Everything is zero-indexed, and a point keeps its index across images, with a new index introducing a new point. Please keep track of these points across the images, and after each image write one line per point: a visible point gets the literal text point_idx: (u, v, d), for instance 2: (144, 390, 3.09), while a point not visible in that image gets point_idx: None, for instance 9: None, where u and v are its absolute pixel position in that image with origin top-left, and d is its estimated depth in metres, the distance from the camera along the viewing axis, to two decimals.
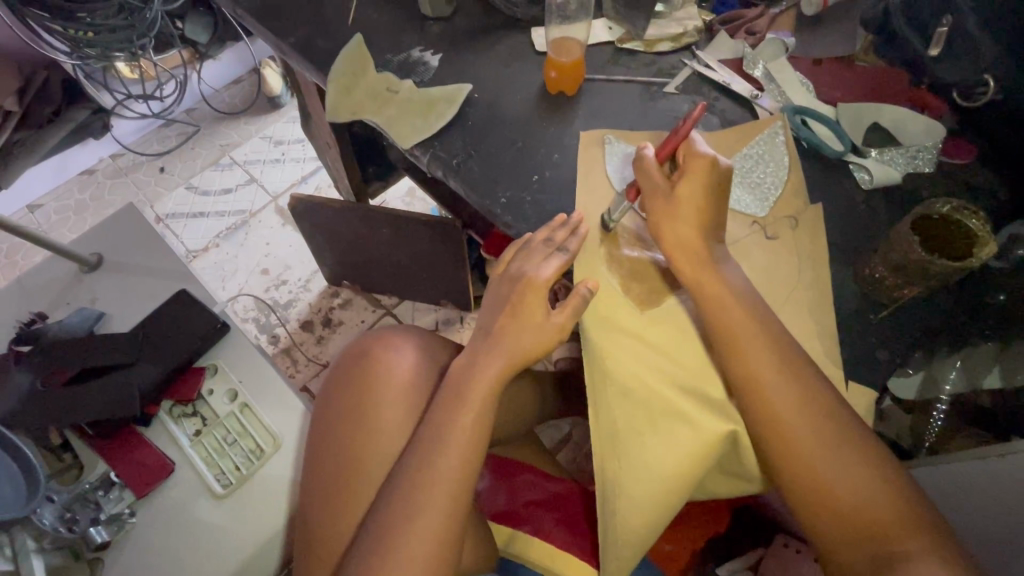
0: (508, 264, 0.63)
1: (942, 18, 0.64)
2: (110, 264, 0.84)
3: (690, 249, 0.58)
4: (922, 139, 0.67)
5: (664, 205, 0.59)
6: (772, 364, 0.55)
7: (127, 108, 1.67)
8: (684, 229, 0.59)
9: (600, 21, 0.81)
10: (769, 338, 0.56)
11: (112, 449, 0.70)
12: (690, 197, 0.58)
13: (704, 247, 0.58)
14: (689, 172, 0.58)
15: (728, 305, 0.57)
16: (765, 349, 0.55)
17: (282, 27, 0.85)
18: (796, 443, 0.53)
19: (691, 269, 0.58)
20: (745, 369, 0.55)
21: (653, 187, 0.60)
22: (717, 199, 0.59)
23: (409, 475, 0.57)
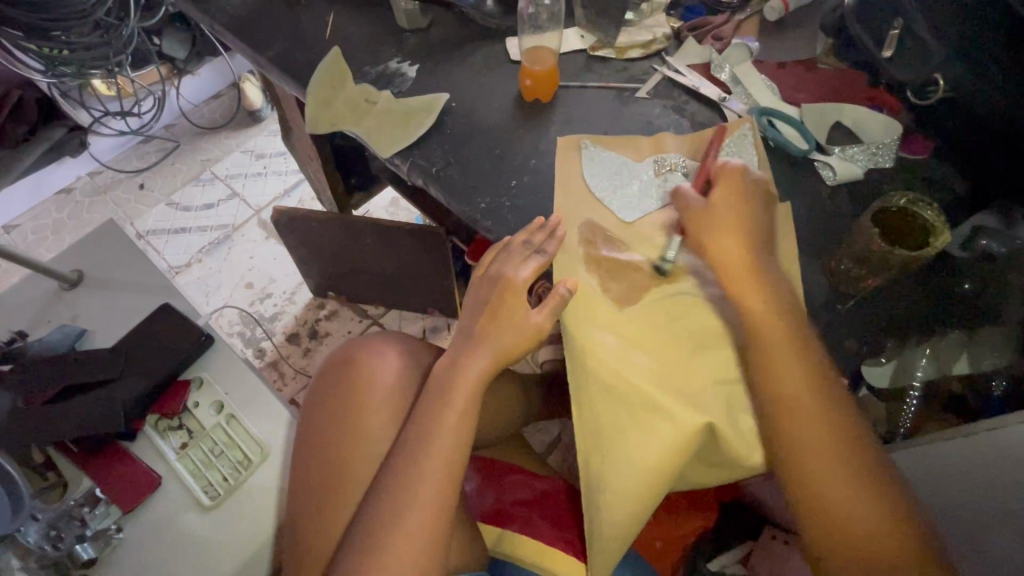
0: (488, 267, 0.65)
1: (895, 21, 0.68)
2: (91, 281, 0.84)
3: (727, 259, 0.60)
4: (882, 136, 0.69)
5: (701, 218, 0.62)
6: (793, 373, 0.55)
7: (104, 125, 1.67)
8: (726, 242, 0.60)
9: (572, 30, 0.83)
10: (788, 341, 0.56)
11: (98, 464, 0.69)
12: (727, 204, 0.61)
13: (744, 248, 0.60)
14: (724, 182, 0.62)
15: (761, 308, 0.58)
16: (786, 351, 0.56)
17: (260, 42, 0.86)
18: (808, 453, 0.53)
19: (737, 279, 0.59)
20: (767, 366, 0.56)
21: (691, 202, 0.63)
22: (752, 207, 0.62)
23: (394, 476, 0.58)
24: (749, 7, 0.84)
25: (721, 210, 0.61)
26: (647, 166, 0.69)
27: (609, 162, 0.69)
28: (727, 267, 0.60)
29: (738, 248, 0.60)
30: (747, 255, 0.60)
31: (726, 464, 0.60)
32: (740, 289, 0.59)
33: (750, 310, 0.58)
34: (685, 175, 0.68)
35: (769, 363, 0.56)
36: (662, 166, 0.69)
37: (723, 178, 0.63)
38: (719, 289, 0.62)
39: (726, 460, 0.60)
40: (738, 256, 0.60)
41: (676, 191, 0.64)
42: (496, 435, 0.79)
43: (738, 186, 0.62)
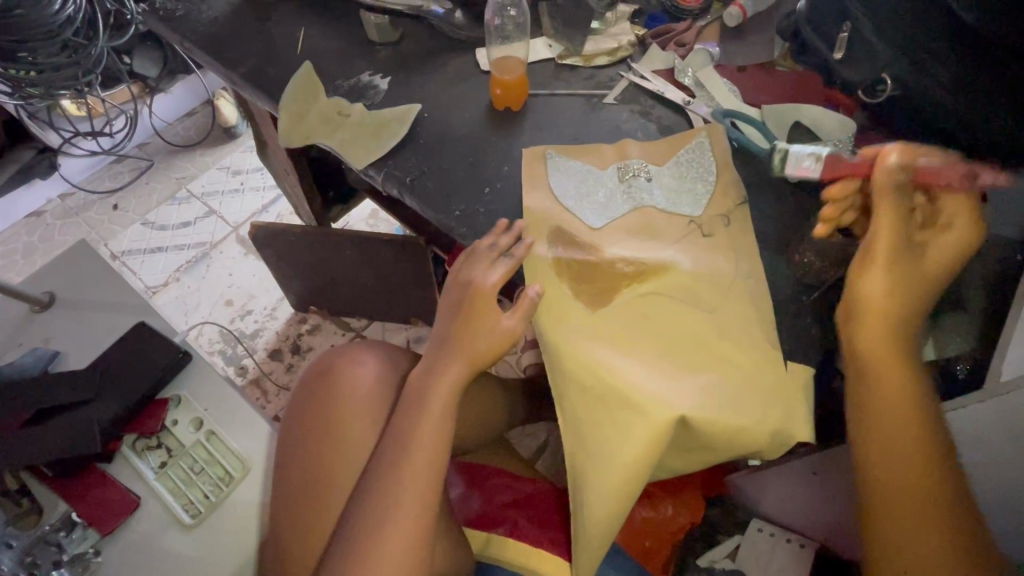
0: (457, 273, 0.65)
1: (843, 25, 0.72)
2: (64, 302, 0.83)
3: (878, 318, 0.56)
4: (839, 134, 0.72)
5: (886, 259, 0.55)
6: (911, 470, 0.54)
7: (74, 146, 1.64)
8: (893, 300, 0.56)
9: (541, 40, 0.85)
10: (910, 431, 0.55)
11: (74, 488, 0.68)
12: (940, 249, 0.56)
13: (901, 309, 0.56)
14: (956, 222, 0.55)
15: (896, 390, 0.55)
16: (904, 434, 0.55)
17: (231, 58, 0.86)
18: (896, 494, 0.55)
19: (873, 333, 0.56)
20: (876, 367, 0.56)
21: (894, 231, 0.55)
22: (934, 265, 0.56)
23: (377, 483, 0.58)
24: (709, 14, 0.87)
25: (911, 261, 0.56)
26: (611, 173, 0.71)
27: (577, 170, 0.71)
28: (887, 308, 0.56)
29: (887, 323, 0.56)
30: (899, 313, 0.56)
31: (705, 451, 0.61)
32: (878, 357, 0.56)
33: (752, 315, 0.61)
34: (648, 179, 0.70)
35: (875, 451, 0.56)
36: (626, 172, 0.71)
37: (949, 212, 0.56)
38: (688, 289, 0.64)
39: (705, 448, 0.61)
40: (891, 311, 0.56)
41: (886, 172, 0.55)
42: (480, 441, 0.80)
43: (968, 239, 0.55)
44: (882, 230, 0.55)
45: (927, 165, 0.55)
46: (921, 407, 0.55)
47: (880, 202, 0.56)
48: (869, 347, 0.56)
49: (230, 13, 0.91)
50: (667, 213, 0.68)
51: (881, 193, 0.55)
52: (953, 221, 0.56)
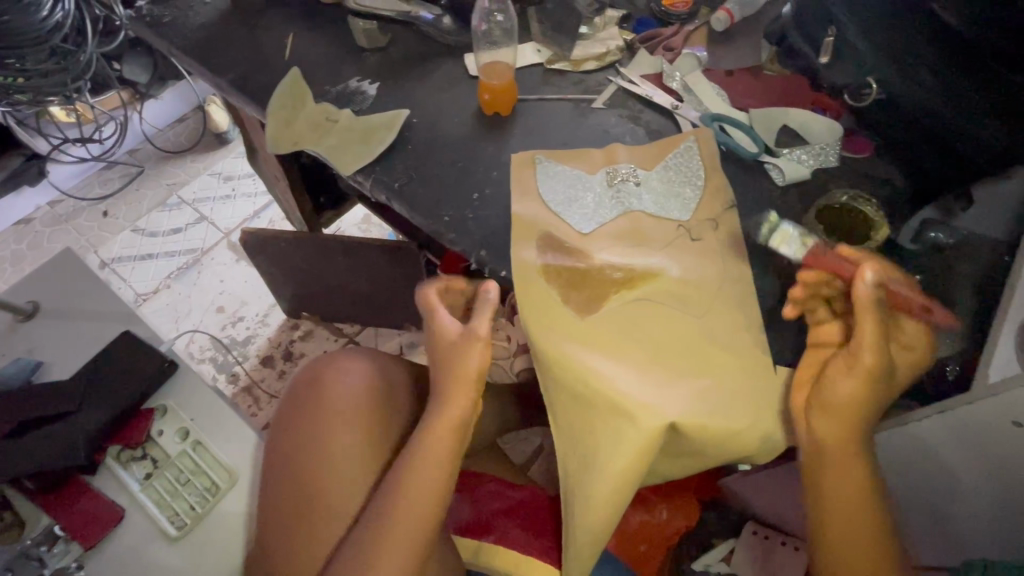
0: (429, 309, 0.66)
1: (829, 28, 0.73)
2: (49, 311, 0.82)
3: (844, 415, 0.55)
4: (826, 138, 0.72)
5: (862, 370, 0.54)
6: (866, 560, 0.56)
7: (63, 152, 1.63)
8: (854, 408, 0.55)
9: (530, 44, 0.85)
10: (865, 519, 0.56)
11: (57, 501, 0.67)
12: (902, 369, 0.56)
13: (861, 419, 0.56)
14: (914, 348, 0.56)
15: (852, 483, 0.56)
16: (858, 522, 0.56)
17: (218, 64, 0.86)
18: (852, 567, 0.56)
19: (840, 418, 0.55)
20: (835, 445, 0.56)
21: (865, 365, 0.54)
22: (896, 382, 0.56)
23: (381, 502, 0.61)
24: (697, 18, 0.88)
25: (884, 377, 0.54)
26: (600, 178, 0.71)
27: (565, 175, 0.71)
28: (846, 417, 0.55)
29: (851, 421, 0.55)
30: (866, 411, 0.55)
31: (694, 455, 0.61)
32: (840, 453, 0.56)
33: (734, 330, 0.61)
34: (636, 184, 0.70)
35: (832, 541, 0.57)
36: (615, 177, 0.71)
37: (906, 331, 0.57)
38: (676, 293, 0.63)
39: (695, 452, 0.61)
40: (853, 415, 0.55)
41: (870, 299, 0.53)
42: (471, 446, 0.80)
43: (921, 359, 0.56)
44: (866, 344, 0.53)
45: (899, 288, 0.55)
46: (874, 494, 0.56)
47: (868, 316, 0.53)
48: (830, 444, 0.56)
49: (218, 19, 0.91)
50: (656, 218, 0.68)
51: (872, 306, 0.53)
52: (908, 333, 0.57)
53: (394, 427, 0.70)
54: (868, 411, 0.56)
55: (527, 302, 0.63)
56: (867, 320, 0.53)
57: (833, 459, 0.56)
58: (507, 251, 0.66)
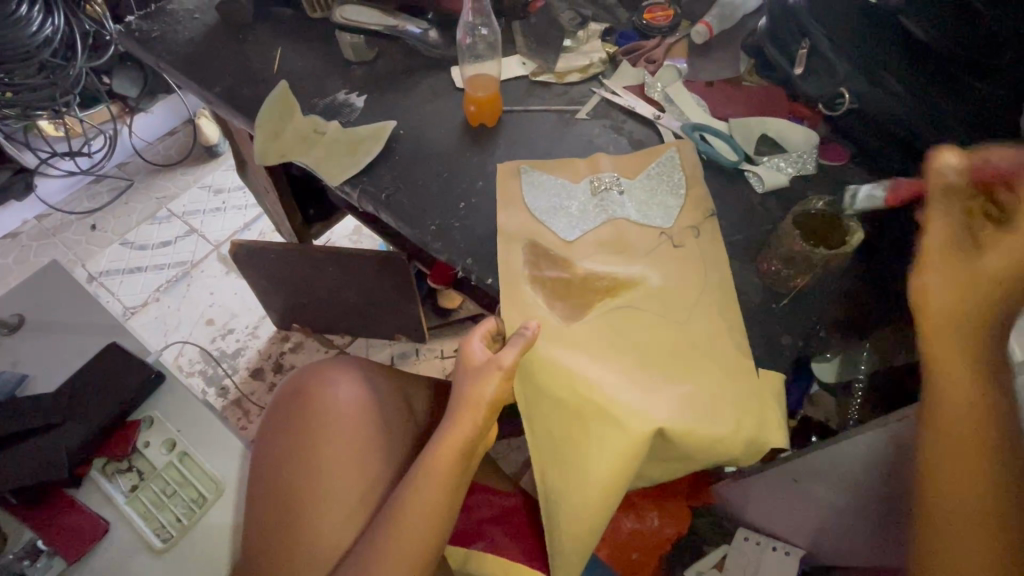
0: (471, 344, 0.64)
1: (801, 42, 0.75)
2: (34, 325, 0.81)
3: (942, 304, 0.49)
4: (804, 146, 0.74)
5: (947, 260, 0.49)
6: (964, 477, 0.47)
7: (51, 166, 1.63)
8: (964, 318, 0.48)
9: (515, 57, 0.87)
10: (971, 432, 0.47)
11: (41, 515, 0.67)
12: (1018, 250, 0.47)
13: (979, 304, 0.48)
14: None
15: (955, 388, 0.48)
16: (970, 481, 0.47)
17: (207, 77, 0.87)
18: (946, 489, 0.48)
19: (938, 309, 0.49)
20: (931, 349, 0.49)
21: (940, 242, 0.49)
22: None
23: (385, 521, 0.61)
24: (678, 31, 0.90)
25: (990, 274, 0.47)
26: (583, 187, 0.72)
27: (550, 185, 0.72)
28: (954, 330, 0.48)
29: (957, 306, 0.48)
30: (980, 296, 0.48)
31: (679, 459, 0.62)
32: (950, 381, 0.48)
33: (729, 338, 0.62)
34: (620, 193, 0.71)
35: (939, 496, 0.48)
36: (598, 186, 0.72)
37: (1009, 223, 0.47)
38: (659, 301, 0.64)
39: (679, 457, 0.61)
40: (959, 322, 0.48)
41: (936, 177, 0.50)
42: None
43: None
44: (936, 231, 0.50)
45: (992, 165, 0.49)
46: (994, 433, 0.46)
47: (938, 198, 0.50)
48: (930, 353, 0.49)
49: (206, 33, 0.92)
50: (639, 225, 0.69)
51: (939, 191, 0.50)
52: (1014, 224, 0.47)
53: (394, 445, 0.71)
54: (984, 323, 0.47)
55: (514, 310, 0.64)
56: (934, 203, 0.50)
57: (946, 387, 0.48)
58: (493, 259, 0.67)
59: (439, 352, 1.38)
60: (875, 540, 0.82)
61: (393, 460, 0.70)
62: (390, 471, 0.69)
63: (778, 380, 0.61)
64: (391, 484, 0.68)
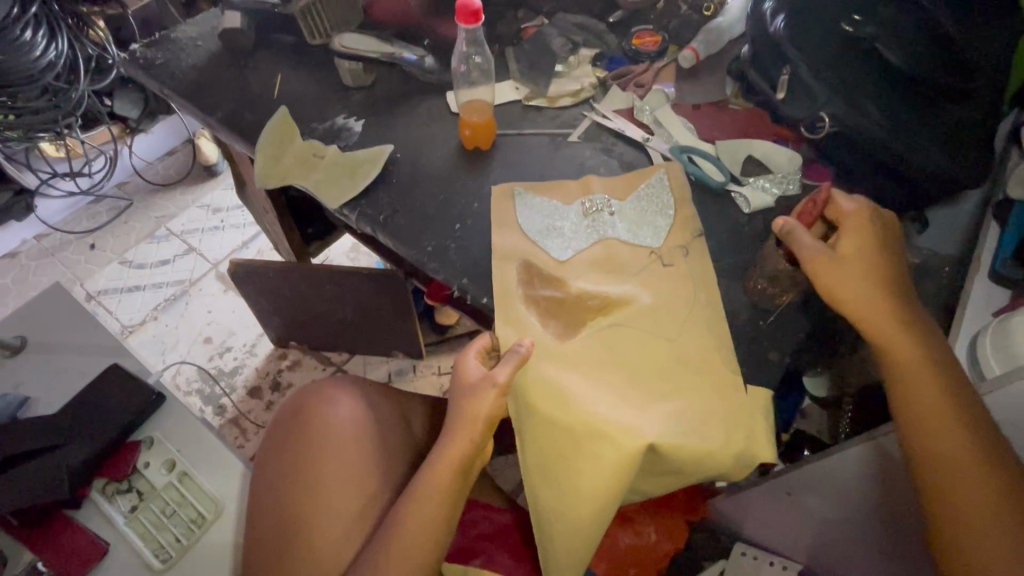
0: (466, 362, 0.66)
1: (783, 68, 0.76)
2: (35, 346, 0.82)
3: (848, 292, 0.59)
4: (788, 167, 0.77)
5: (830, 270, 0.60)
6: (939, 421, 0.55)
7: (52, 187, 1.65)
8: (875, 307, 0.59)
9: (508, 82, 0.90)
10: (924, 384, 0.56)
11: (41, 536, 0.67)
12: (853, 248, 0.61)
13: (867, 290, 0.59)
14: (849, 231, 0.61)
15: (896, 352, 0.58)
16: (950, 437, 0.54)
17: (209, 103, 0.89)
18: (927, 438, 0.55)
19: (851, 289, 0.59)
20: (865, 321, 0.59)
21: (816, 251, 0.61)
22: (879, 253, 0.61)
23: (382, 539, 0.61)
24: (665, 56, 0.93)
25: (863, 265, 0.60)
26: (575, 208, 0.74)
27: (544, 206, 0.74)
28: (877, 318, 0.59)
29: (861, 290, 0.59)
30: (867, 281, 0.59)
31: (670, 474, 0.63)
32: (901, 363, 0.58)
33: (718, 356, 0.64)
34: (611, 214, 0.74)
35: (935, 472, 0.55)
36: (590, 207, 0.74)
37: (855, 223, 0.61)
38: (651, 320, 0.66)
39: (670, 472, 0.63)
40: (876, 309, 0.59)
41: (787, 228, 0.62)
42: None
43: (872, 241, 0.61)
44: (810, 253, 0.61)
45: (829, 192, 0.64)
46: (939, 381, 0.56)
47: (799, 236, 0.61)
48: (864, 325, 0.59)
49: (208, 60, 0.94)
50: (630, 245, 0.71)
51: (797, 231, 0.62)
52: (853, 225, 0.61)
53: (392, 464, 0.71)
54: (887, 304, 0.59)
55: (508, 329, 0.65)
56: (799, 238, 0.62)
57: (905, 372, 0.57)
58: (487, 279, 0.69)
59: (436, 369, 1.39)
60: (869, 553, 0.83)
61: (390, 478, 0.70)
62: (388, 488, 0.70)
63: (767, 395, 0.62)
64: (388, 501, 0.69)
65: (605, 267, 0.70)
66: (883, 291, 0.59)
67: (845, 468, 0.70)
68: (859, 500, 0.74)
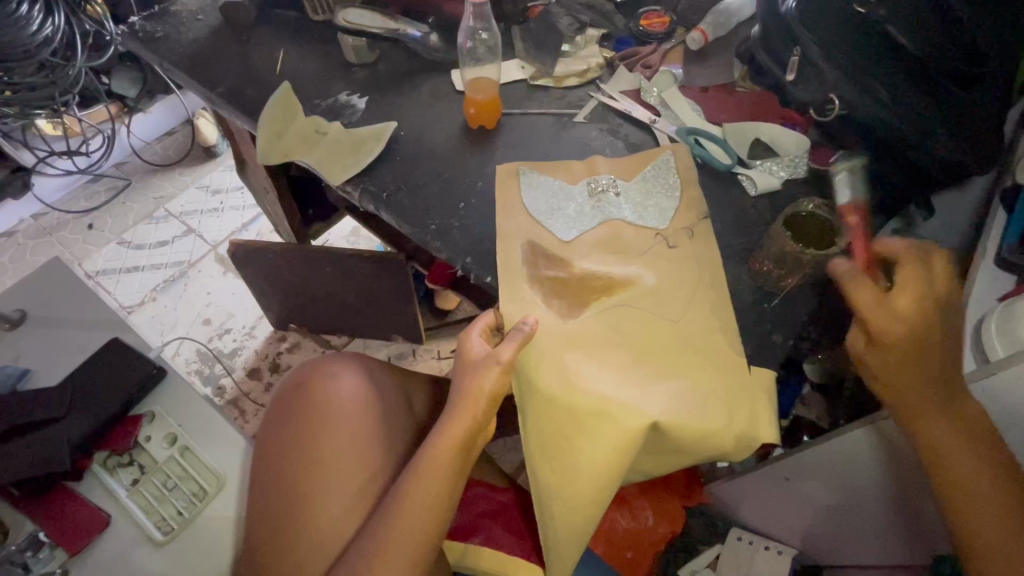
0: (468, 343, 0.65)
1: (794, 48, 0.74)
2: (35, 320, 0.82)
3: (892, 353, 0.57)
4: (795, 151, 0.77)
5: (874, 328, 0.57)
6: (974, 481, 0.55)
7: (49, 165, 1.63)
8: (899, 372, 0.57)
9: (514, 62, 0.89)
10: (960, 445, 0.56)
11: (41, 507, 0.67)
12: (909, 306, 0.56)
13: (911, 351, 0.56)
14: (906, 288, 0.57)
15: (921, 410, 0.57)
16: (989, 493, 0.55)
17: (210, 78, 0.88)
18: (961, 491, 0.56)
19: (891, 351, 0.57)
20: (893, 383, 0.58)
21: (868, 304, 0.57)
22: (935, 311, 0.57)
23: (388, 511, 0.62)
24: (673, 38, 0.92)
25: (885, 353, 0.57)
26: (581, 188, 0.74)
27: (549, 186, 0.74)
28: (902, 385, 0.57)
29: (897, 350, 0.57)
30: (917, 339, 0.56)
31: (673, 453, 0.63)
32: (922, 425, 0.57)
33: (724, 337, 0.63)
34: (616, 194, 0.73)
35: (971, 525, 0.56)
36: (595, 187, 0.73)
37: (864, 308, 0.57)
38: (655, 302, 0.66)
39: (673, 450, 0.63)
40: (906, 370, 0.57)
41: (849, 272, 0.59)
42: None
43: (925, 299, 0.57)
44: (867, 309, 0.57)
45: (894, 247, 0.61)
46: (969, 438, 0.56)
47: (858, 288, 0.58)
48: (895, 380, 0.58)
49: (209, 34, 0.93)
50: (635, 226, 0.71)
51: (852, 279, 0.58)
52: (904, 270, 0.59)
53: (395, 441, 0.72)
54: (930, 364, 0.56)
55: (512, 307, 0.65)
56: (857, 292, 0.58)
57: (918, 431, 0.57)
58: (491, 258, 0.68)
59: (435, 353, 1.39)
60: (865, 538, 0.84)
61: (393, 452, 0.71)
62: (390, 463, 0.70)
63: (770, 377, 0.62)
64: (391, 478, 0.69)
65: (608, 249, 0.69)
66: (923, 347, 0.56)
67: (846, 451, 0.70)
68: (858, 486, 0.75)
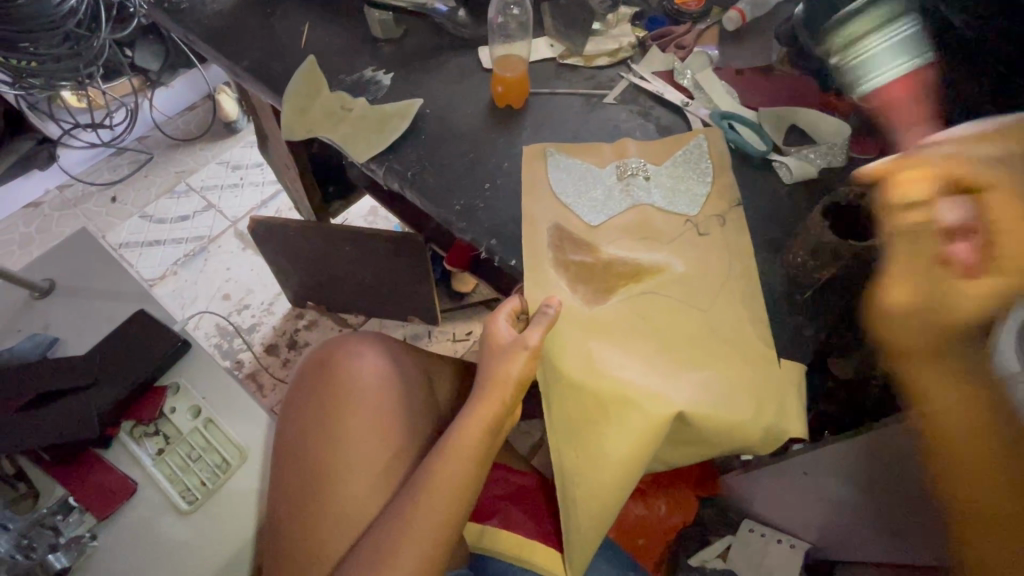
0: (500, 324, 0.64)
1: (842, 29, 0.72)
2: (63, 289, 0.83)
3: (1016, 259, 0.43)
4: (832, 139, 0.73)
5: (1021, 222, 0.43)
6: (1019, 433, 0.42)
7: (74, 137, 1.64)
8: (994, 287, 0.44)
9: (543, 39, 0.87)
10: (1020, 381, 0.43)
11: (70, 472, 0.69)
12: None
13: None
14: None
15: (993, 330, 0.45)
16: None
17: (234, 51, 0.87)
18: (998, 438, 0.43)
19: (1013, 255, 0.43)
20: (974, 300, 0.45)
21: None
22: None
23: (410, 490, 0.62)
24: (708, 17, 0.89)
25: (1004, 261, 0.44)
26: (609, 172, 0.72)
27: (577, 168, 0.72)
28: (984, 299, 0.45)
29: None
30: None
31: (701, 444, 0.62)
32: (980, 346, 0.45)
33: (754, 328, 0.62)
34: (646, 178, 0.71)
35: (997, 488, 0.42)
36: (624, 171, 0.72)
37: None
38: (682, 291, 0.64)
39: (701, 441, 0.62)
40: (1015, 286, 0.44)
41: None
42: None
43: None
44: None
45: None
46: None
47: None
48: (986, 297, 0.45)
49: (233, 6, 0.92)
50: (664, 212, 0.69)
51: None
52: None
53: (416, 421, 0.72)
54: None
55: (535, 294, 0.64)
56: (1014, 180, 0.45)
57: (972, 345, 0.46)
58: (516, 240, 0.67)
59: (451, 336, 1.39)
60: (881, 535, 0.83)
61: (414, 432, 0.71)
62: (411, 442, 0.70)
63: (799, 371, 0.61)
64: (413, 458, 0.69)
65: (637, 234, 0.68)
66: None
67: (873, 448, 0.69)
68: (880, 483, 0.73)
